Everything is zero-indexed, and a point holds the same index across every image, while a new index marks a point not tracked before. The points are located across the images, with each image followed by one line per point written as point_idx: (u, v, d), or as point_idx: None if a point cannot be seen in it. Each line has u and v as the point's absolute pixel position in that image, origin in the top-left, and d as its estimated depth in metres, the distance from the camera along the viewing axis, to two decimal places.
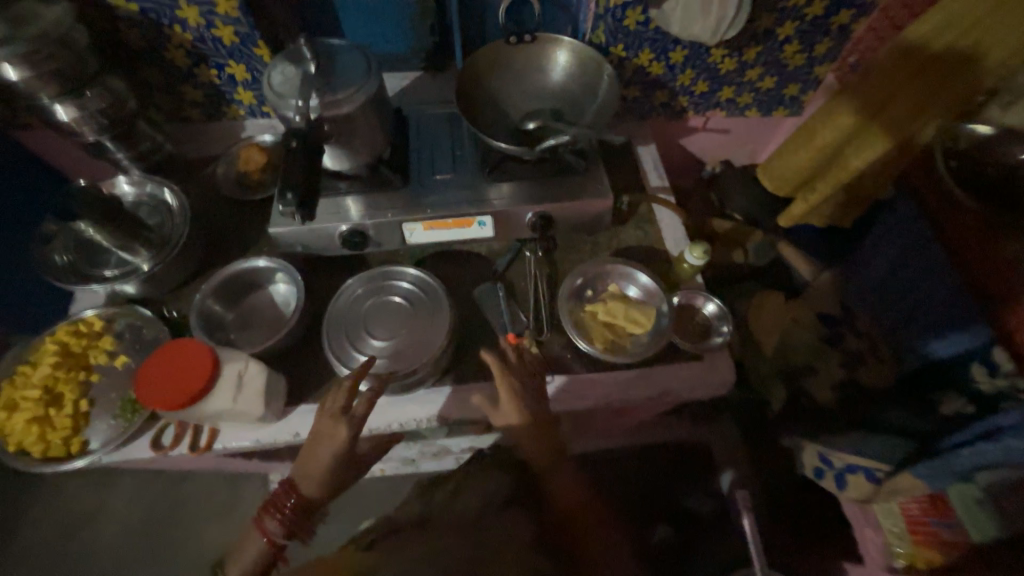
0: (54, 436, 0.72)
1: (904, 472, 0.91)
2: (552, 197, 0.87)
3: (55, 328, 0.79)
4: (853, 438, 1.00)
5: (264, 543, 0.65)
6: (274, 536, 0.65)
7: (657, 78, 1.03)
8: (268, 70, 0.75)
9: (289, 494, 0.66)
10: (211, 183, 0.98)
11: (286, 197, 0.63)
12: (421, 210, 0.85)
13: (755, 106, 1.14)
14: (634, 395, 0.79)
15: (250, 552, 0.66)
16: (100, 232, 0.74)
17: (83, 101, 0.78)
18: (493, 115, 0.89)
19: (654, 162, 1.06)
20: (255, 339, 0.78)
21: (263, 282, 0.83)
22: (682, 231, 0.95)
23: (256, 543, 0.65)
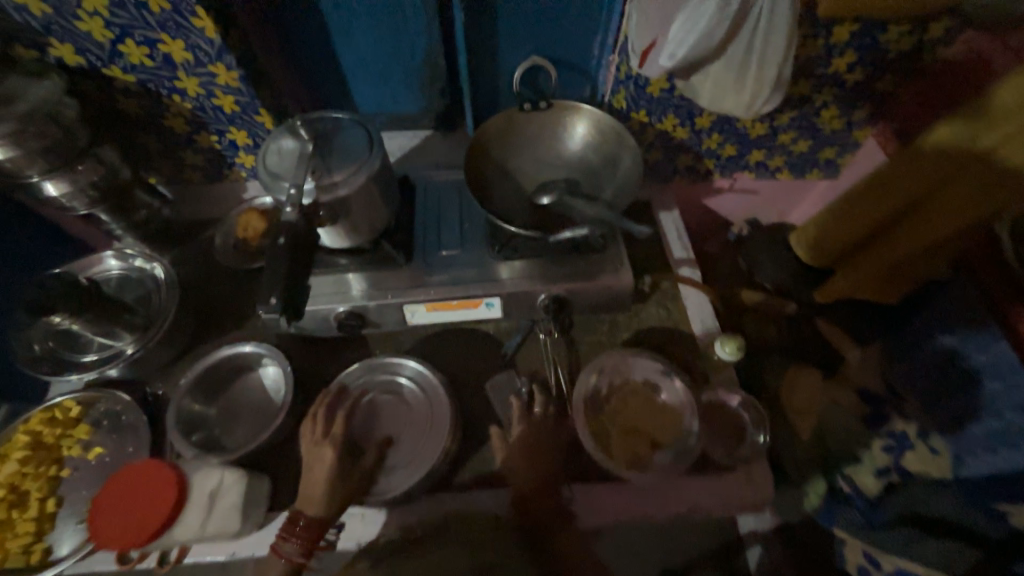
0: (13, 545, 0.66)
1: None
2: (566, 278, 0.79)
3: (29, 416, 0.74)
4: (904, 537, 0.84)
5: (284, 563, 0.60)
6: (293, 555, 0.60)
7: (681, 142, 0.96)
8: (265, 147, 0.70)
9: (301, 514, 0.62)
10: (207, 249, 0.93)
11: (271, 299, 0.57)
12: (423, 290, 0.78)
13: (786, 168, 1.06)
14: (658, 511, 0.69)
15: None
16: (80, 321, 0.69)
17: (74, 175, 0.74)
18: (504, 186, 0.83)
19: (677, 229, 0.98)
20: (238, 435, 0.72)
21: (251, 367, 0.77)
22: (711, 311, 0.85)
23: (275, 568, 0.61)
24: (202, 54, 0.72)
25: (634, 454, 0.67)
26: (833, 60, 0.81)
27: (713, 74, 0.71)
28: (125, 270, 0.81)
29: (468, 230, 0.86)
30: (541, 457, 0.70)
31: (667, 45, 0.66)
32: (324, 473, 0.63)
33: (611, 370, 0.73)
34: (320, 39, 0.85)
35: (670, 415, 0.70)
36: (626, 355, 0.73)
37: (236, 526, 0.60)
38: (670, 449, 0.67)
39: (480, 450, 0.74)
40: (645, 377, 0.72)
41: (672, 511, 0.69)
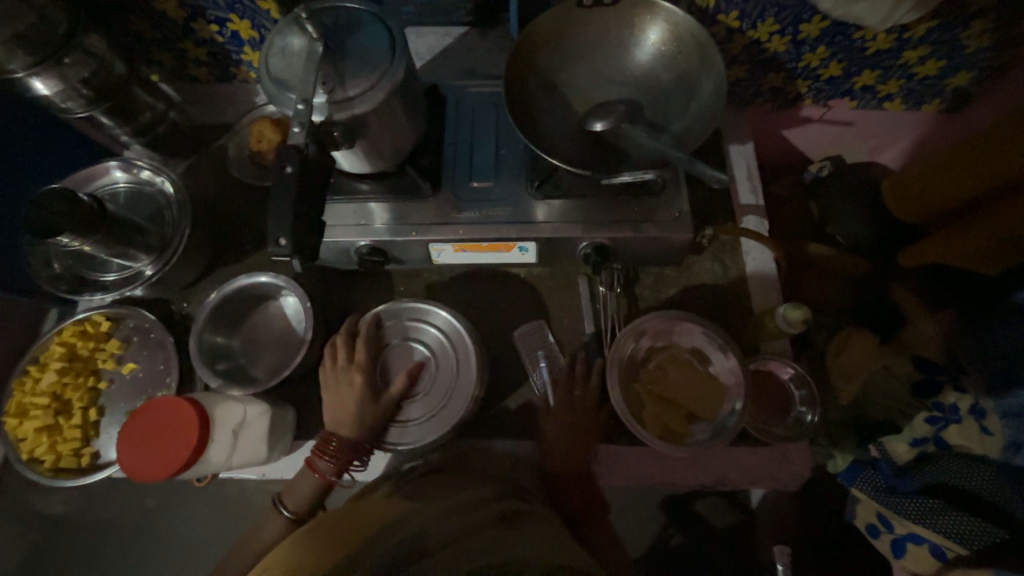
0: (64, 447, 0.70)
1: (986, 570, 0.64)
2: (614, 225, 0.69)
3: (62, 327, 0.74)
4: (930, 505, 0.72)
5: (314, 479, 0.61)
6: (325, 475, 0.60)
7: (774, 57, 0.78)
8: (267, 46, 0.58)
9: (334, 436, 0.61)
10: (220, 160, 0.85)
11: (279, 242, 0.49)
12: (451, 228, 0.70)
13: (898, 97, 0.86)
14: (683, 478, 0.67)
15: (305, 489, 0.61)
16: (92, 243, 0.65)
17: (62, 71, 0.64)
18: (548, 107, 0.69)
19: (748, 168, 0.83)
20: (264, 365, 0.71)
21: (272, 298, 0.74)
22: (773, 271, 0.76)
23: (308, 480, 0.61)
24: None
25: (667, 419, 0.63)
26: None
27: None
28: (134, 184, 0.76)
29: (504, 159, 0.74)
30: (568, 415, 0.67)
31: None
32: (351, 395, 0.63)
33: (655, 328, 0.66)
34: None
35: (711, 388, 0.64)
36: (676, 319, 0.66)
37: (265, 453, 0.64)
38: (705, 422, 0.63)
39: (504, 402, 0.72)
40: (693, 346, 0.66)
41: (697, 480, 0.67)
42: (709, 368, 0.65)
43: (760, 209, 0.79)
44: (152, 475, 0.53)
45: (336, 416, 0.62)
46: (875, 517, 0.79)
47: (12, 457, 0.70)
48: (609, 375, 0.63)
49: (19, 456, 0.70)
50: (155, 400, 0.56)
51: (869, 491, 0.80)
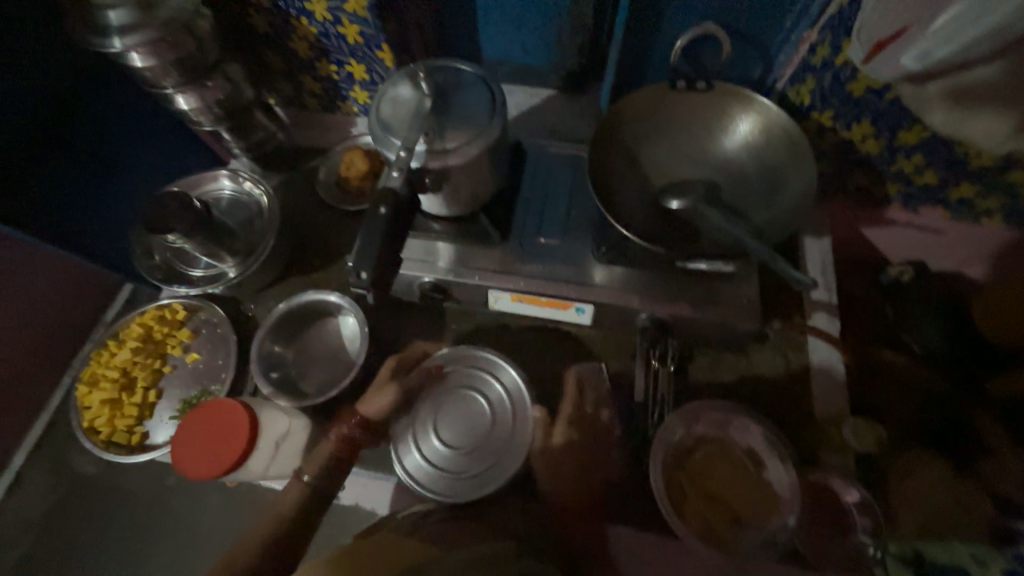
0: (120, 422, 0.74)
1: None
2: (677, 302, 0.68)
3: (144, 310, 0.81)
4: None
5: (333, 446, 0.62)
6: (344, 441, 0.63)
7: (865, 158, 0.76)
8: (379, 93, 0.64)
9: (358, 414, 0.65)
10: (311, 179, 0.92)
11: (360, 274, 0.52)
12: (513, 279, 0.71)
13: (999, 215, 0.81)
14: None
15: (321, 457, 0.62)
16: (191, 242, 0.71)
17: (203, 92, 0.73)
18: (627, 178, 0.70)
19: (824, 263, 0.80)
20: (313, 380, 0.73)
21: (333, 315, 0.77)
22: (841, 376, 0.71)
23: (325, 448, 0.63)
24: None
25: (712, 521, 0.59)
26: None
27: (970, 81, 0.51)
28: (236, 192, 0.83)
29: (575, 219, 0.76)
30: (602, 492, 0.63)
31: (923, 38, 0.49)
32: (381, 404, 0.66)
33: (705, 419, 0.63)
34: None
35: (762, 496, 0.59)
36: (735, 413, 0.63)
37: (296, 468, 0.65)
38: (752, 532, 0.58)
39: None
40: (748, 444, 0.62)
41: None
42: (765, 472, 0.60)
43: (830, 306, 0.75)
44: (201, 472, 0.55)
45: (366, 400, 0.66)
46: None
47: (75, 423, 0.75)
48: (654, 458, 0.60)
49: (81, 423, 0.75)
50: (213, 400, 0.58)
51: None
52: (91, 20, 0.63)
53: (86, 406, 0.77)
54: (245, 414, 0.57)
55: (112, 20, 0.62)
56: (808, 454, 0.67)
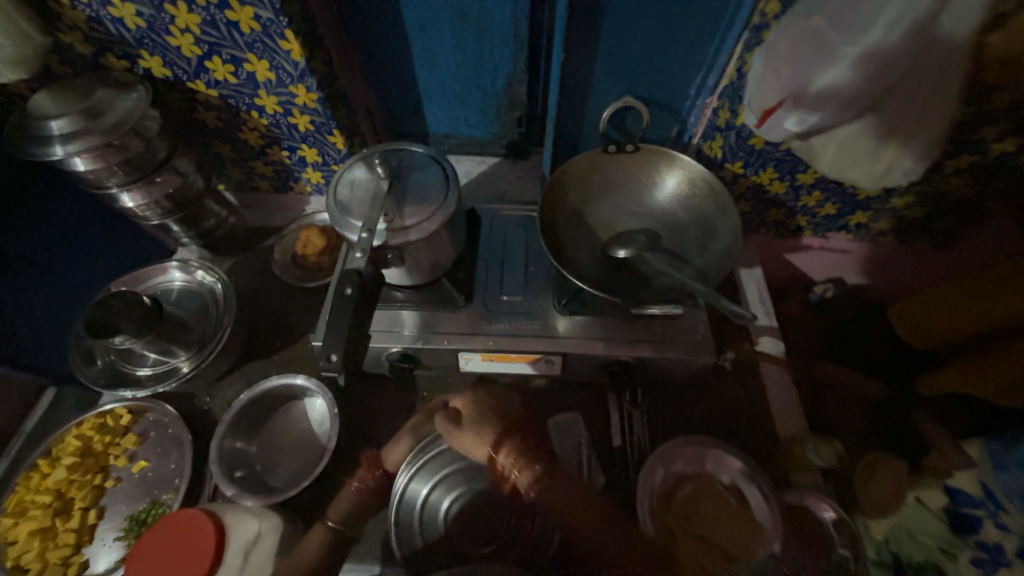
0: (53, 555, 0.65)
1: None
2: (638, 345, 0.72)
3: (83, 419, 0.74)
4: None
5: (354, 492, 0.67)
6: (366, 486, 0.68)
7: (775, 197, 0.87)
8: (336, 177, 0.67)
9: (379, 463, 0.70)
10: (266, 260, 0.91)
11: (330, 358, 0.52)
12: (482, 339, 0.73)
13: (892, 234, 0.94)
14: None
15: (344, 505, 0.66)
16: (140, 342, 0.67)
17: (150, 188, 0.73)
18: (576, 234, 0.76)
19: (759, 291, 0.88)
20: (282, 473, 0.69)
21: (299, 398, 0.74)
22: (793, 393, 0.77)
23: (347, 494, 0.67)
24: (284, 74, 0.69)
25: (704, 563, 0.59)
26: (985, 128, 0.68)
27: (843, 137, 0.61)
28: (187, 282, 0.81)
29: (533, 276, 0.80)
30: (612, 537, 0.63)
31: (799, 109, 0.60)
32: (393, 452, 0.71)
33: (685, 454, 0.66)
34: (403, 59, 0.82)
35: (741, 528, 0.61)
36: (709, 448, 0.65)
37: None
38: (744, 569, 0.58)
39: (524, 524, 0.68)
40: (729, 479, 0.64)
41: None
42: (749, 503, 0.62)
43: (775, 331, 0.82)
44: None
45: (386, 452, 0.71)
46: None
47: None
48: (641, 497, 0.62)
49: (3, 564, 0.65)
50: (169, 516, 0.54)
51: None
52: (30, 130, 0.62)
53: (11, 541, 0.67)
54: (213, 526, 0.53)
55: (53, 129, 0.62)
56: (779, 476, 0.71)
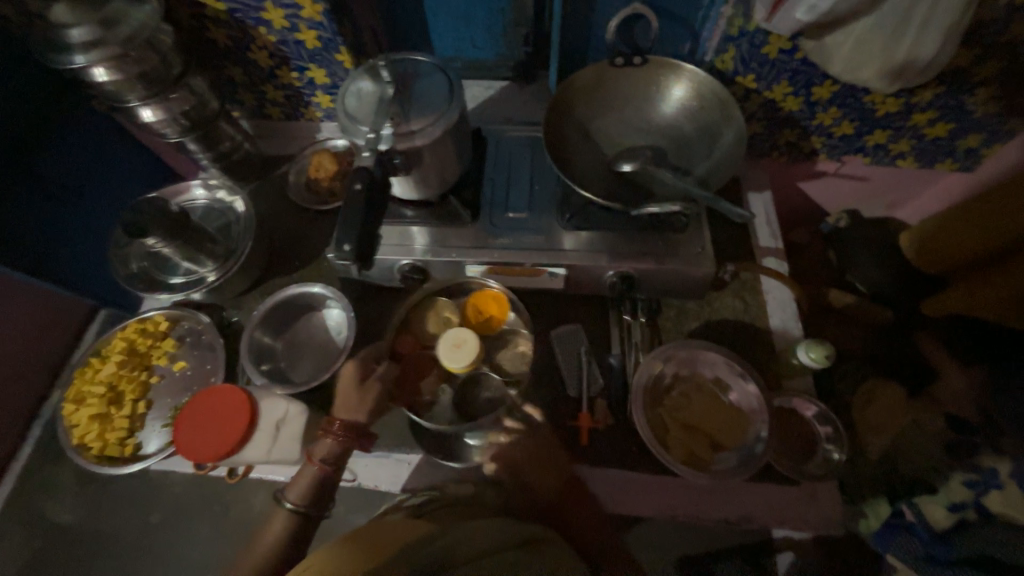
0: (110, 436, 0.74)
1: None
2: (638, 256, 0.74)
3: (126, 324, 0.81)
4: None
5: (314, 469, 0.64)
6: (326, 461, 0.64)
7: (789, 116, 0.85)
8: (344, 88, 0.68)
9: (336, 417, 0.66)
10: (282, 186, 0.95)
11: (343, 248, 0.57)
12: (488, 252, 0.76)
13: (911, 156, 0.91)
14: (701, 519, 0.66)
15: (305, 479, 0.63)
16: (171, 246, 0.73)
17: (167, 104, 0.76)
18: (581, 149, 0.76)
19: (767, 214, 0.88)
20: (304, 369, 0.75)
21: (318, 306, 0.80)
22: (792, 308, 0.79)
23: (307, 470, 0.63)
24: None
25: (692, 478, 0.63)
26: (1012, 26, 0.65)
27: (859, 31, 0.61)
28: (209, 201, 0.86)
29: (539, 194, 0.81)
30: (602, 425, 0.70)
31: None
32: (350, 388, 0.68)
33: (685, 359, 0.69)
34: None
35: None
36: (701, 348, 0.68)
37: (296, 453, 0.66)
38: (729, 453, 0.64)
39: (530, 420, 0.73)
40: (713, 374, 0.69)
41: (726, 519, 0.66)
42: (734, 398, 0.67)
43: (779, 252, 0.83)
44: (208, 455, 0.58)
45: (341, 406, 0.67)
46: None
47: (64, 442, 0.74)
48: (635, 402, 0.65)
49: (70, 441, 0.74)
50: (206, 389, 0.62)
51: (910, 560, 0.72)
52: (52, 40, 0.65)
53: (74, 425, 0.76)
54: (236, 395, 0.61)
55: (72, 37, 0.64)
56: (772, 381, 0.74)
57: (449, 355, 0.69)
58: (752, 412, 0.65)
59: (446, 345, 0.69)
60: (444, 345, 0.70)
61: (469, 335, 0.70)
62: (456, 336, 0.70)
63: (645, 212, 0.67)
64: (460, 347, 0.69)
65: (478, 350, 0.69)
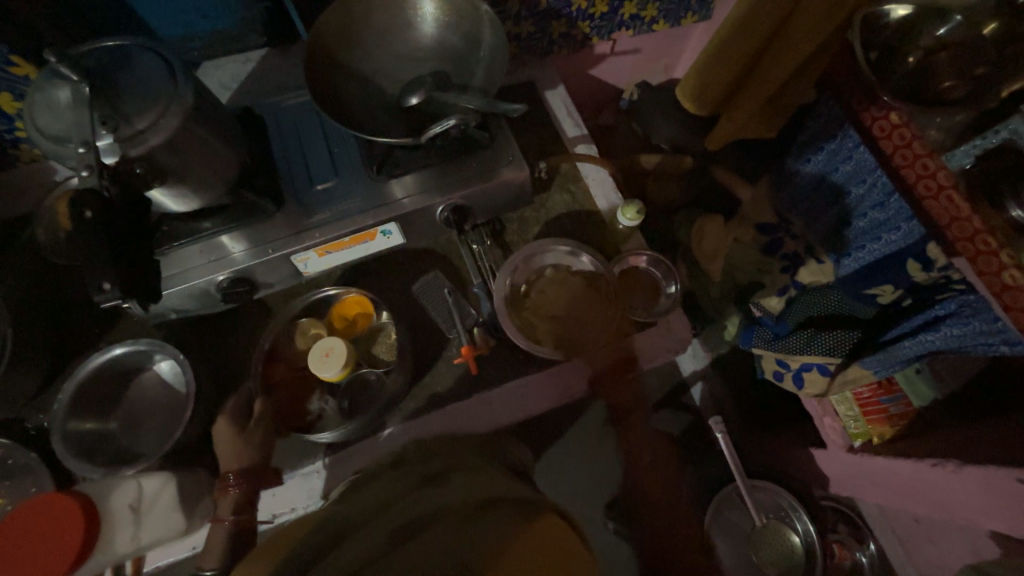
0: None
1: (852, 365, 0.99)
2: (460, 183, 0.73)
3: None
4: (805, 339, 0.98)
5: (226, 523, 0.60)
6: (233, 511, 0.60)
7: (549, 7, 0.88)
8: (28, 101, 0.53)
9: (229, 471, 0.61)
10: (35, 253, 0.76)
11: (102, 288, 0.50)
12: (306, 234, 0.70)
13: (662, 18, 1.01)
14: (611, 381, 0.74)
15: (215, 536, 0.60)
16: None
17: None
18: (362, 95, 0.72)
19: (566, 106, 0.93)
20: (156, 437, 0.66)
21: (141, 365, 0.68)
22: (611, 184, 0.86)
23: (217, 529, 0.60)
24: None
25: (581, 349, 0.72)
26: None
27: None
28: None
29: (340, 156, 0.75)
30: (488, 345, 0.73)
31: None
32: (223, 438, 0.63)
33: (535, 267, 0.76)
34: None
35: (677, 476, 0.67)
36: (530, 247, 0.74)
37: (179, 522, 0.60)
38: (587, 321, 0.73)
39: (424, 375, 0.73)
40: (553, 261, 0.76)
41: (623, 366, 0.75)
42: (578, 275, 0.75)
43: (586, 137, 0.90)
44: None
45: (224, 455, 0.62)
46: (776, 364, 1.08)
47: None
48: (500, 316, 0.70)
49: None
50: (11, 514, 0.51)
51: (763, 344, 1.05)
52: None
53: None
54: (64, 502, 0.52)
55: None
56: (613, 250, 0.82)
57: (319, 368, 0.65)
58: (597, 275, 0.74)
59: (314, 358, 0.65)
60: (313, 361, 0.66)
61: (336, 341, 0.66)
62: (324, 346, 0.66)
63: (430, 135, 0.65)
64: (329, 357, 0.65)
65: (349, 353, 0.66)
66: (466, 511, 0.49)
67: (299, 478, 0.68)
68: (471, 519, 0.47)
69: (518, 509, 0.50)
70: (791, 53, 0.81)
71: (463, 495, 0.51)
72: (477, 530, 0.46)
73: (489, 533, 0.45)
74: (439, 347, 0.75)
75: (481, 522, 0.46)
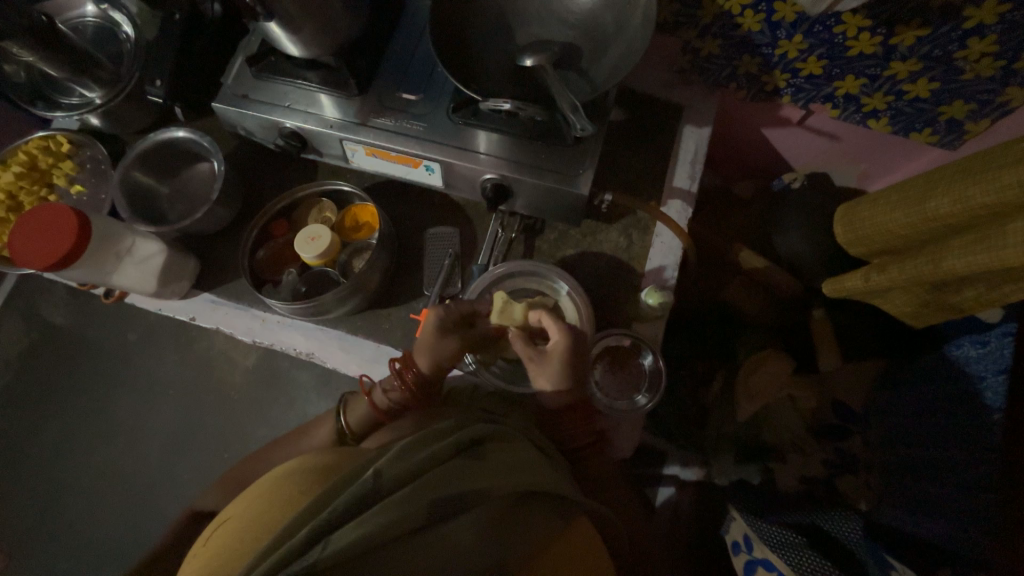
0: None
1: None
2: (518, 165, 0.68)
3: (28, 139, 0.79)
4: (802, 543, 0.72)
5: (370, 404, 0.64)
6: (378, 403, 0.64)
7: (748, 37, 0.72)
8: None
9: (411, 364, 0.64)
10: None
11: (156, 84, 0.72)
12: (364, 129, 0.71)
13: (884, 117, 0.79)
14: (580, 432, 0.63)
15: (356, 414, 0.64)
16: (40, 58, 0.70)
17: None
18: (485, 31, 0.67)
19: (694, 151, 0.79)
20: (180, 214, 0.77)
21: (197, 154, 0.79)
22: (675, 257, 0.74)
23: (363, 406, 0.64)
24: None
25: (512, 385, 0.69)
26: None
27: None
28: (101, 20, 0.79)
29: (437, 77, 0.73)
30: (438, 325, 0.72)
31: None
32: (450, 346, 0.64)
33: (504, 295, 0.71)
34: None
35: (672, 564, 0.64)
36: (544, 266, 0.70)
37: (152, 286, 0.72)
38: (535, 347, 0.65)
39: (388, 308, 0.76)
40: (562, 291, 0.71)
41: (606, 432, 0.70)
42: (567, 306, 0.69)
43: (688, 195, 0.77)
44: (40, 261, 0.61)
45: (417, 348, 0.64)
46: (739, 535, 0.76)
47: None
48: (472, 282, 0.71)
49: None
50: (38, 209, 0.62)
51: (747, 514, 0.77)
52: None
53: None
54: (72, 253, 0.61)
55: None
56: (624, 319, 0.74)
57: (302, 246, 0.69)
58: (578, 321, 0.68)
59: (303, 236, 0.70)
60: (300, 233, 0.70)
61: (324, 231, 0.69)
62: (314, 230, 0.70)
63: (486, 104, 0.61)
64: (314, 241, 0.69)
65: (329, 250, 0.70)
66: (502, 504, 0.46)
67: (243, 312, 0.78)
68: (509, 512, 0.46)
69: (550, 511, 0.48)
70: (981, 257, 0.57)
71: (508, 477, 0.46)
72: (513, 536, 0.45)
73: (523, 534, 0.46)
74: (415, 293, 0.76)
75: (520, 519, 0.46)
